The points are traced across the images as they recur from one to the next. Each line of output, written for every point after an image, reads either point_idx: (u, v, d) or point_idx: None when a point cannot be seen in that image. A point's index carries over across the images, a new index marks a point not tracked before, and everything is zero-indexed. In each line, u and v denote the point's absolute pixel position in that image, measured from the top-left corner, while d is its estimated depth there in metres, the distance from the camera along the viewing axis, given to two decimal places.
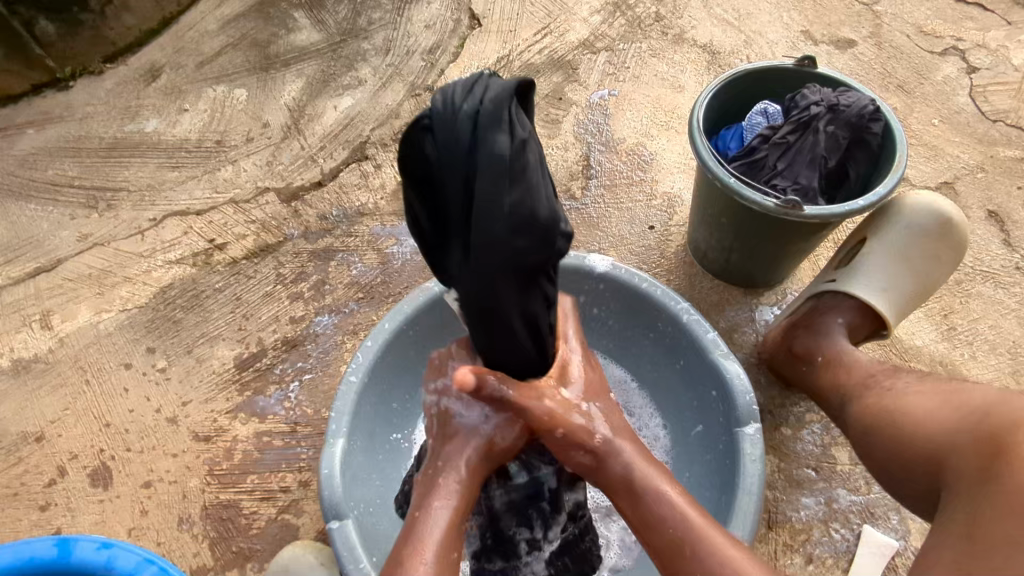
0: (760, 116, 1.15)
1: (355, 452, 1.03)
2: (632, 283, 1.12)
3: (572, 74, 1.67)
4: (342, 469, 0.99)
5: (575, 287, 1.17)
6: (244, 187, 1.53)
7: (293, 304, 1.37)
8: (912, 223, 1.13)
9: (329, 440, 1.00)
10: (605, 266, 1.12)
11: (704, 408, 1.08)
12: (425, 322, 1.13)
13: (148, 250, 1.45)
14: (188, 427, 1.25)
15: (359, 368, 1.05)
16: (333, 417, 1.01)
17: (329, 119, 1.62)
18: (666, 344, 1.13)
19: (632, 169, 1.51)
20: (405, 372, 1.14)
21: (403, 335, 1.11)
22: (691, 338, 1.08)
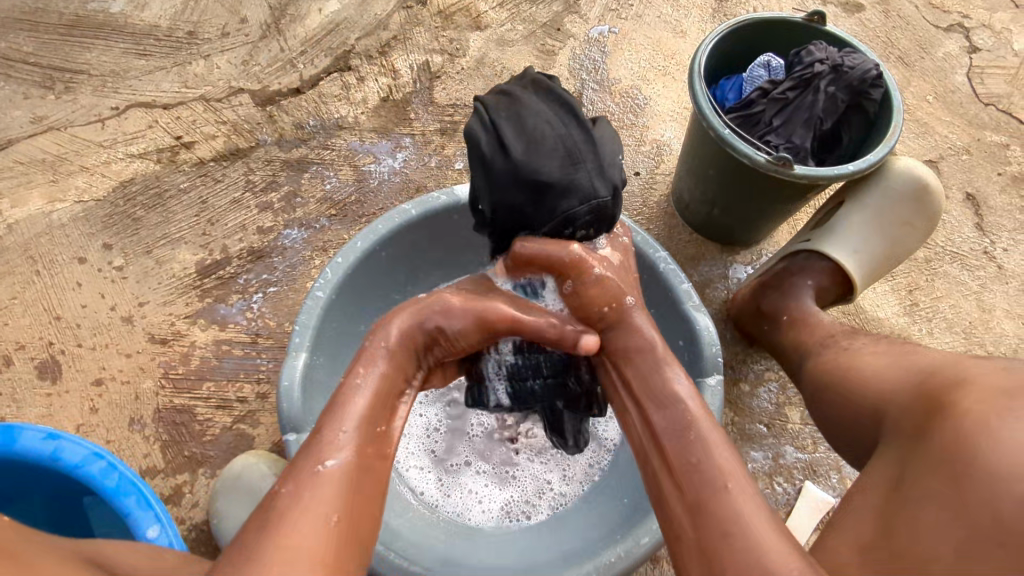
0: (762, 69, 1.12)
1: (316, 368, 1.01)
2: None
3: (573, 5, 1.60)
4: (303, 384, 0.98)
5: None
6: (216, 85, 1.44)
7: (262, 214, 1.32)
8: (888, 191, 1.13)
9: (290, 354, 0.98)
10: None
11: None
12: (397, 245, 1.10)
13: (109, 140, 1.37)
14: (144, 328, 1.21)
15: (327, 285, 1.02)
16: (297, 330, 0.99)
17: (312, 22, 1.52)
18: (638, 291, 1.13)
19: (624, 112, 1.47)
20: (373, 294, 1.12)
21: (375, 256, 1.08)
22: (665, 287, 1.07)
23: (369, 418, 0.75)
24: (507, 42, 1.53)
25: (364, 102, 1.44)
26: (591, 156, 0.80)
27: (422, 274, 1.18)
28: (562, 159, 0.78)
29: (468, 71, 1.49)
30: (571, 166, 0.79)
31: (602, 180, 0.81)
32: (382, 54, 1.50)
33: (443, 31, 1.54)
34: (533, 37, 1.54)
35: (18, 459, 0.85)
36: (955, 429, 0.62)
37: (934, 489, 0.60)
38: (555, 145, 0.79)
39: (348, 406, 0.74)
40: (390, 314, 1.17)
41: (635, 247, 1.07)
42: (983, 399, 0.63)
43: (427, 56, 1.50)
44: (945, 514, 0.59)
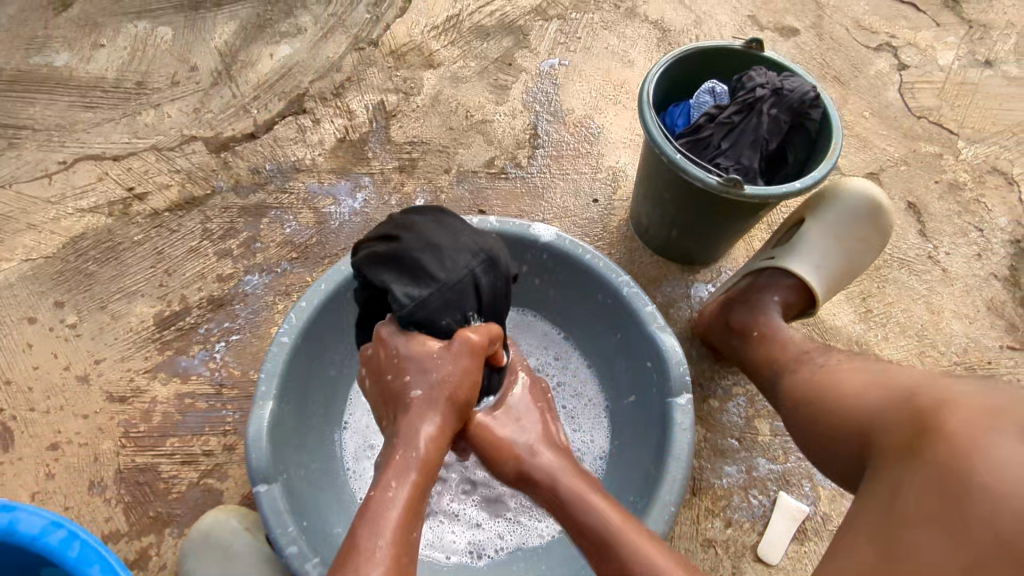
0: (707, 95, 1.17)
1: (285, 415, 0.99)
2: (576, 253, 1.11)
3: (523, 40, 1.64)
4: (273, 433, 0.96)
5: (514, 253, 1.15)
6: (168, 134, 1.42)
7: (221, 261, 1.30)
8: (846, 208, 1.18)
9: (257, 404, 0.95)
10: (549, 236, 1.11)
11: (638, 380, 1.11)
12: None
13: (57, 196, 1.33)
14: (102, 387, 1.16)
15: (293, 330, 1.00)
16: (263, 379, 0.97)
17: (264, 67, 1.53)
18: (605, 316, 1.14)
19: (579, 141, 1.50)
20: (343, 336, 1.10)
21: (340, 297, 1.07)
22: (631, 310, 1.09)
23: (404, 525, 0.72)
24: (460, 79, 1.56)
25: (321, 143, 1.44)
26: (440, 233, 0.84)
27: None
28: (428, 260, 0.82)
29: (423, 108, 1.51)
30: (441, 255, 0.83)
31: (465, 242, 0.85)
32: (336, 95, 1.50)
33: (396, 70, 1.55)
34: (485, 72, 1.58)
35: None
36: (951, 451, 0.62)
37: (932, 513, 0.61)
38: (418, 255, 0.82)
39: (379, 521, 0.71)
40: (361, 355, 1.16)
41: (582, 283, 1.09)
42: (976, 419, 0.63)
43: (382, 95, 1.51)
44: (946, 542, 0.59)
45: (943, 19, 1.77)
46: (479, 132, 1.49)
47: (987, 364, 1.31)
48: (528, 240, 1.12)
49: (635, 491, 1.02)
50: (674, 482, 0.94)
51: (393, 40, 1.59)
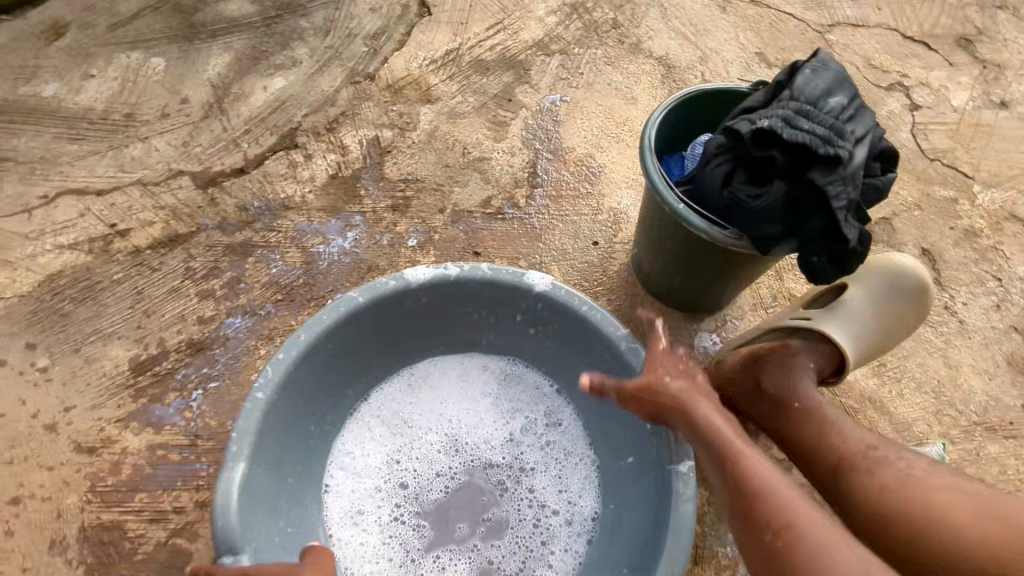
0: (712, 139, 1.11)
1: (256, 475, 0.93)
2: (573, 304, 1.05)
3: (523, 75, 1.60)
4: (243, 500, 0.89)
5: (498, 299, 1.10)
6: (155, 168, 1.38)
7: (203, 302, 1.24)
8: (892, 284, 1.14)
9: (227, 465, 0.89)
10: (544, 286, 1.06)
11: (637, 440, 1.04)
12: (348, 336, 1.05)
13: (36, 230, 1.28)
14: (70, 436, 1.10)
15: (269, 387, 0.94)
16: (235, 438, 0.91)
17: (257, 100, 1.49)
18: (602, 371, 1.08)
19: (580, 181, 1.45)
20: (320, 387, 1.05)
21: (319, 350, 1.01)
22: (626, 365, 1.02)
23: None
24: (458, 114, 1.52)
25: (312, 179, 1.40)
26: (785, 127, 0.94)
27: (374, 360, 1.13)
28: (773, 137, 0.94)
29: (419, 144, 1.46)
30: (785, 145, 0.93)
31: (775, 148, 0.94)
32: (330, 130, 1.46)
33: (392, 105, 1.51)
34: (484, 108, 1.53)
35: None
36: None
37: None
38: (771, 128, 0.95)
39: None
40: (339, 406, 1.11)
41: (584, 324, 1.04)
42: None
43: (377, 131, 1.47)
44: None
45: (956, 58, 1.72)
46: (476, 170, 1.44)
47: (1008, 425, 1.24)
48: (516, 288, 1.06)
49: (631, 563, 0.95)
50: (673, 562, 0.87)
51: (390, 74, 1.56)
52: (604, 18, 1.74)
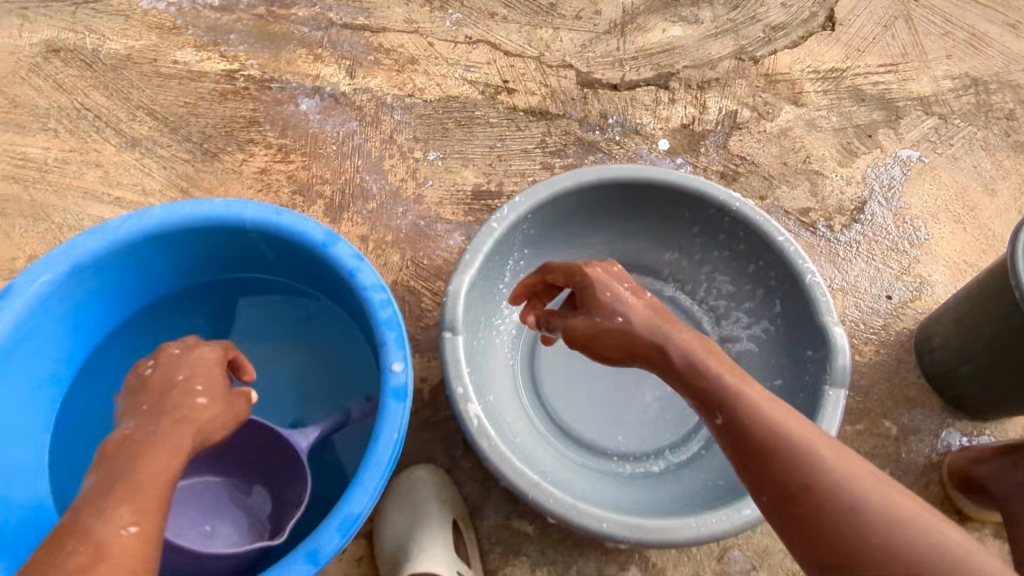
0: None
1: (473, 291, 1.10)
2: (770, 233, 1.14)
3: (893, 120, 1.61)
4: (486, 220, 1.09)
5: (758, 274, 1.20)
6: (553, 54, 1.59)
7: (542, 172, 1.46)
8: None
9: (460, 271, 1.06)
10: (730, 198, 1.16)
11: (794, 363, 1.15)
12: (582, 195, 1.18)
13: (454, 59, 1.56)
14: (413, 214, 1.38)
15: (529, 195, 1.12)
16: (469, 251, 1.07)
17: (653, 37, 1.64)
18: (763, 283, 1.19)
19: (900, 236, 1.45)
20: (525, 225, 1.16)
21: (551, 206, 1.17)
22: (787, 264, 1.13)
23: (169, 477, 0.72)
24: (815, 126, 1.57)
25: (667, 120, 1.54)
26: None
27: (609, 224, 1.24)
28: None
29: (770, 135, 1.55)
30: None
31: None
32: (700, 88, 1.59)
33: (762, 92, 1.60)
34: (843, 132, 1.57)
35: (318, 254, 0.95)
36: None
37: None
38: None
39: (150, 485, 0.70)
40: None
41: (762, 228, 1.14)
42: None
43: (738, 107, 1.57)
44: None
45: None
46: (808, 180, 1.50)
47: None
48: (809, 285, 1.11)
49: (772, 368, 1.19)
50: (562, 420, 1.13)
51: (773, 65, 1.64)
52: (1002, 105, 1.66)
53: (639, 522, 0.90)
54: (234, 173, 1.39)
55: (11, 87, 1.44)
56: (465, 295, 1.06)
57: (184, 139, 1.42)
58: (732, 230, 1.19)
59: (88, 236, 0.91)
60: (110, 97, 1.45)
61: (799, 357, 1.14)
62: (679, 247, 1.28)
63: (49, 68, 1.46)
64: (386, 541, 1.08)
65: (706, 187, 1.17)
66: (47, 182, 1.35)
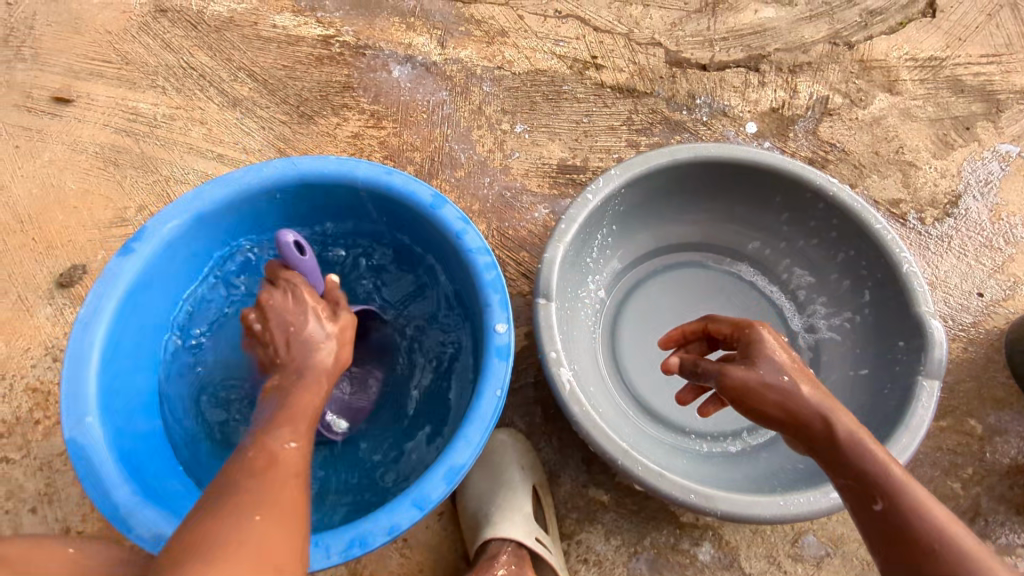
0: None
1: (565, 260, 1.13)
2: (867, 220, 1.12)
3: (993, 113, 1.55)
4: (581, 192, 1.11)
5: (848, 263, 1.18)
6: (642, 31, 1.59)
7: (627, 149, 1.46)
8: None
9: (555, 239, 1.09)
10: (827, 183, 1.14)
11: (882, 353, 1.14)
12: (675, 172, 1.18)
13: (544, 33, 1.57)
14: (500, 185, 1.40)
15: (625, 169, 1.13)
16: (564, 220, 1.10)
17: (744, 18, 1.62)
18: (854, 273, 1.18)
19: (995, 233, 1.41)
20: (617, 200, 1.18)
21: (644, 182, 1.18)
22: (881, 252, 1.12)
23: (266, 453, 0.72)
24: (910, 116, 1.53)
25: (755, 103, 1.52)
26: None
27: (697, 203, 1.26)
28: None
29: (862, 122, 1.52)
30: None
31: None
32: (791, 72, 1.56)
33: (856, 78, 1.57)
34: (939, 123, 1.53)
35: (425, 216, 0.99)
36: None
37: None
38: None
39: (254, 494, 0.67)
40: (686, 246, 1.34)
41: (860, 215, 1.12)
42: None
43: (830, 93, 1.54)
44: None
45: None
46: (900, 170, 1.47)
47: None
48: (907, 274, 1.09)
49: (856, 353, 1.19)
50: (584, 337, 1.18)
51: (868, 51, 1.60)
52: None
53: (727, 496, 0.94)
54: (328, 136, 1.44)
55: (124, 44, 1.51)
56: (558, 264, 1.09)
57: (282, 100, 1.46)
58: (825, 217, 1.17)
59: (212, 186, 0.97)
60: (214, 58, 1.51)
61: (887, 349, 1.13)
62: (768, 232, 1.27)
63: (158, 27, 1.53)
64: (468, 500, 1.12)
65: (804, 171, 1.15)
66: (156, 136, 1.42)
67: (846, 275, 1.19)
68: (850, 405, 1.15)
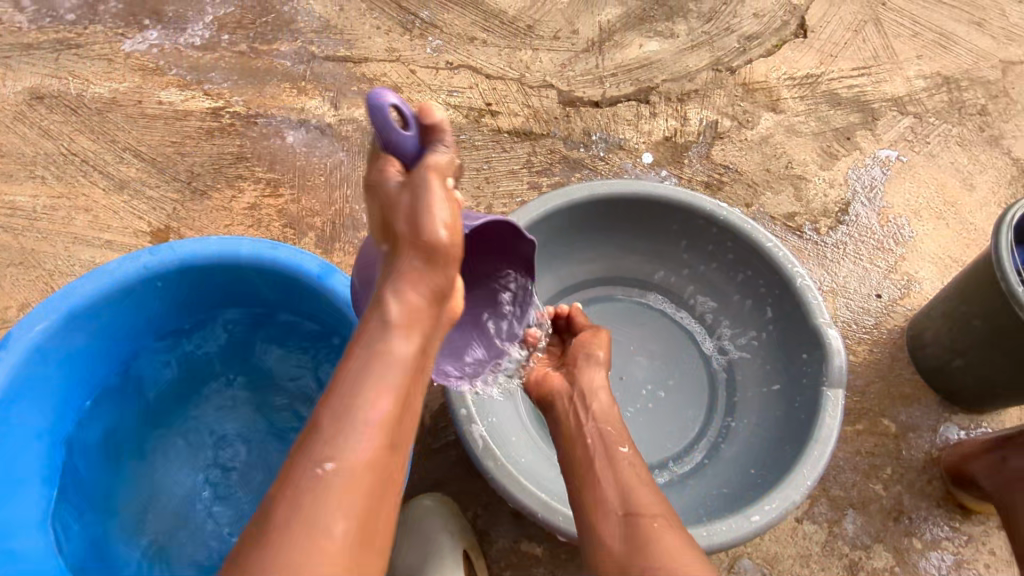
0: None
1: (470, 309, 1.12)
2: (758, 239, 1.15)
3: (870, 121, 1.64)
4: None
5: (748, 282, 1.21)
6: (534, 75, 1.62)
7: (530, 191, 1.48)
8: None
9: None
10: (715, 208, 1.17)
11: (791, 367, 1.16)
12: (570, 213, 1.20)
13: (437, 85, 1.58)
14: None
15: (519, 215, 1.14)
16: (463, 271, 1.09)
17: (630, 53, 1.67)
18: (755, 291, 1.20)
19: (885, 235, 1.48)
20: None
21: (541, 224, 1.18)
22: (775, 268, 1.15)
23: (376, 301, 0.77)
24: (794, 131, 1.60)
25: (649, 134, 1.57)
26: None
27: (598, 237, 1.27)
28: None
29: (750, 143, 1.58)
30: None
31: None
32: (680, 101, 1.62)
33: (741, 101, 1.63)
34: (822, 136, 1.60)
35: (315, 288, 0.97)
36: None
37: None
38: None
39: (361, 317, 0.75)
40: (594, 281, 1.35)
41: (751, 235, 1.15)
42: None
43: (718, 117, 1.60)
44: None
45: None
46: (791, 185, 1.53)
47: None
48: (802, 288, 1.12)
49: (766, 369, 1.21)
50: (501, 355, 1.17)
51: (749, 74, 1.68)
52: (974, 101, 1.70)
53: None
54: (224, 210, 1.41)
55: None
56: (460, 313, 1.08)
57: (172, 178, 1.43)
58: (720, 240, 1.20)
59: (85, 281, 0.93)
60: (97, 141, 1.46)
61: (794, 362, 1.15)
62: (670, 260, 1.29)
63: (34, 115, 1.48)
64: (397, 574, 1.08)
65: (692, 197, 1.18)
66: (37, 229, 1.35)
67: (748, 292, 1.22)
68: (767, 422, 1.17)
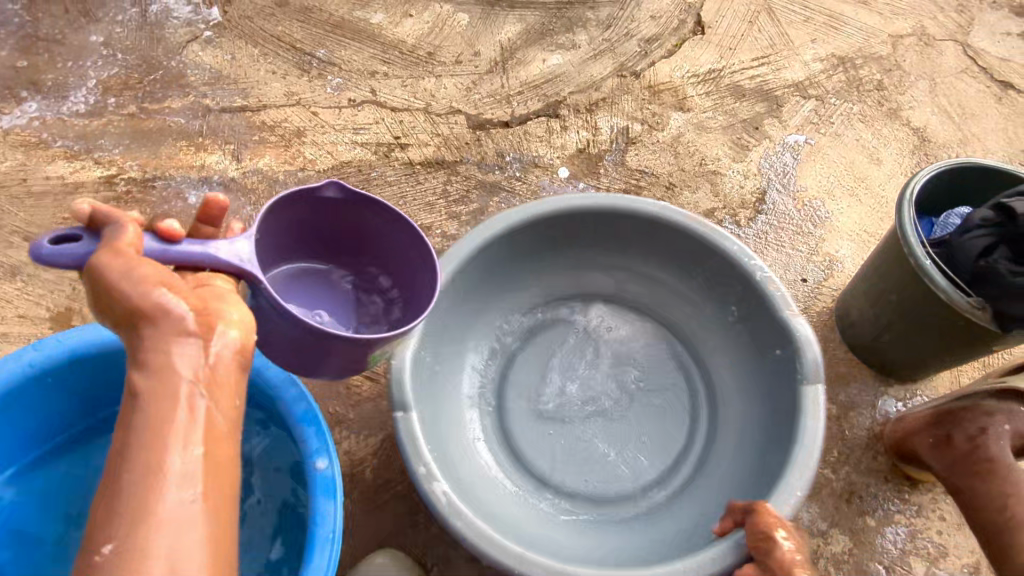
0: (957, 219, 1.16)
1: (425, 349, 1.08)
2: (718, 241, 1.14)
3: (775, 109, 1.67)
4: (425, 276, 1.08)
5: (707, 279, 1.20)
6: (440, 102, 1.59)
7: (449, 222, 1.45)
8: None
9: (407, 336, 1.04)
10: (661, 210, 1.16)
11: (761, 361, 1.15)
12: (515, 236, 1.17)
13: (341, 125, 1.54)
14: None
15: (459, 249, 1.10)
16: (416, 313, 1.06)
17: (534, 69, 1.67)
18: (715, 289, 1.20)
19: (803, 219, 1.51)
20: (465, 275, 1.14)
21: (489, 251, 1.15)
22: (735, 269, 1.14)
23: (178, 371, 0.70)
24: (704, 128, 1.62)
25: (562, 148, 1.56)
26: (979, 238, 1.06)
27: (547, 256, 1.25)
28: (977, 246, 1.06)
29: (663, 144, 1.59)
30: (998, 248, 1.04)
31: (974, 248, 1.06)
32: (589, 111, 1.62)
33: (649, 104, 1.64)
34: (730, 129, 1.62)
35: None
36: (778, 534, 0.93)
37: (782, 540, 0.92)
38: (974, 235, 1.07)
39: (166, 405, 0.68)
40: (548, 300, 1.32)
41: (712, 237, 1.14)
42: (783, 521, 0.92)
43: (628, 122, 1.61)
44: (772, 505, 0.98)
45: None
46: (707, 181, 1.54)
47: None
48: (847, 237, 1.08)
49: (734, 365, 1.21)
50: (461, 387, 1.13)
51: (654, 76, 1.69)
52: (870, 77, 1.75)
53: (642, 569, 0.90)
54: None
55: None
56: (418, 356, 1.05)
57: None
58: (671, 241, 1.20)
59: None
60: None
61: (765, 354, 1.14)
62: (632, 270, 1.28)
63: None
64: None
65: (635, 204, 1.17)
66: None
67: (710, 291, 1.21)
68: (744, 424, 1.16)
